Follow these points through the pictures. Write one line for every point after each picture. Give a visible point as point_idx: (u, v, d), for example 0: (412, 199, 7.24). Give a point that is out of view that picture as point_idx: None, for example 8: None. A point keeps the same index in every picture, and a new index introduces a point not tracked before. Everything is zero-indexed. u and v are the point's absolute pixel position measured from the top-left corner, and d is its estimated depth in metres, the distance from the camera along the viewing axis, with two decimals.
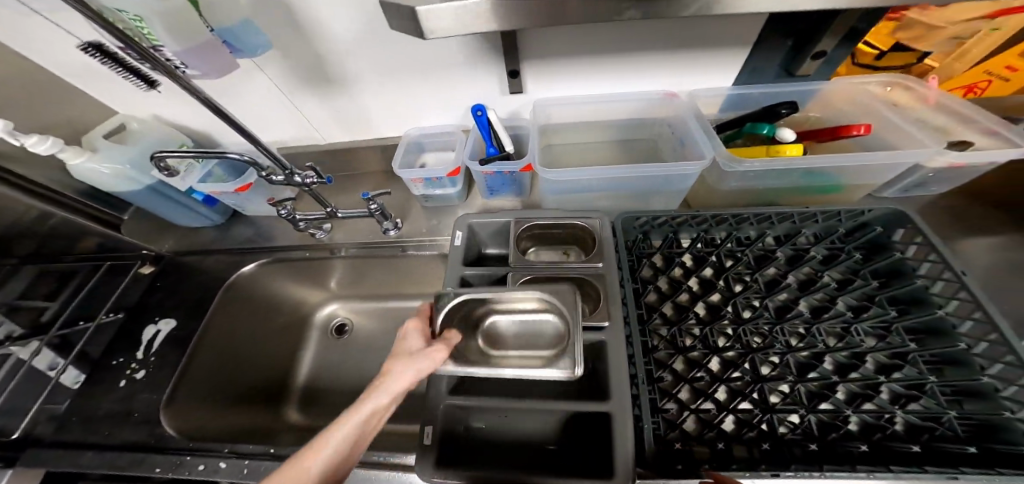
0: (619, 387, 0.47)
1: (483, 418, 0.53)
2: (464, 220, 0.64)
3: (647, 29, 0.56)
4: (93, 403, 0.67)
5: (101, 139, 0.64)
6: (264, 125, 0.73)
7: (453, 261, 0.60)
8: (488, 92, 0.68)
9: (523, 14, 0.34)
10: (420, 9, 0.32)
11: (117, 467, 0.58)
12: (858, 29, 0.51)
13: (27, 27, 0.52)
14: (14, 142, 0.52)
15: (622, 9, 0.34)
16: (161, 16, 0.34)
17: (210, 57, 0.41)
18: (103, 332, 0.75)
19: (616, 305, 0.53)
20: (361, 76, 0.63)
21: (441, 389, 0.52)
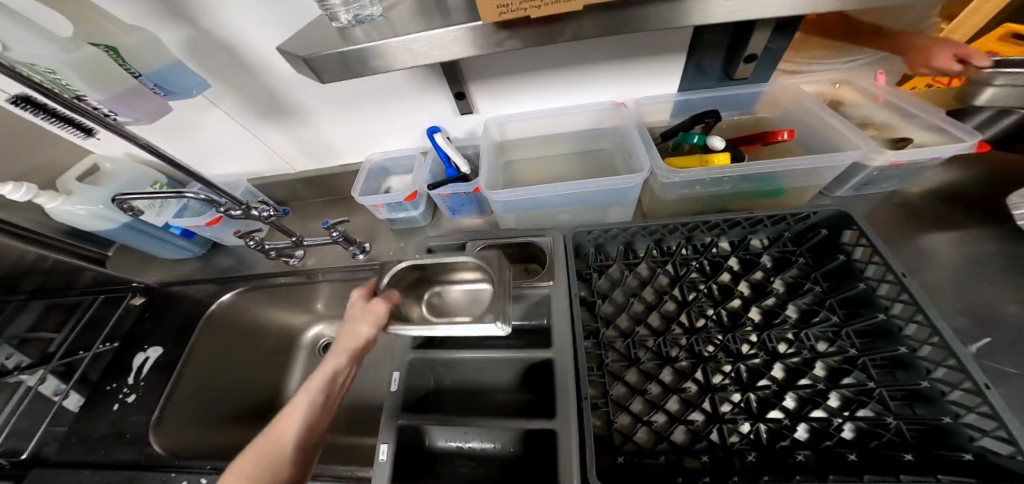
0: (566, 401, 0.46)
1: (447, 436, 0.53)
2: (424, 244, 0.65)
3: (580, 45, 0.58)
4: (91, 426, 0.68)
5: (75, 181, 0.68)
6: (230, 158, 0.76)
7: (412, 284, 0.61)
8: (441, 114, 0.69)
9: (413, 48, 0.34)
10: (308, 57, 0.33)
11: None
12: (783, 28, 0.52)
13: None
14: None
15: (503, 40, 0.33)
16: (73, 67, 0.37)
17: (138, 102, 0.44)
18: (101, 359, 0.78)
19: (566, 319, 0.53)
20: (315, 108, 0.66)
21: (393, 408, 0.50)
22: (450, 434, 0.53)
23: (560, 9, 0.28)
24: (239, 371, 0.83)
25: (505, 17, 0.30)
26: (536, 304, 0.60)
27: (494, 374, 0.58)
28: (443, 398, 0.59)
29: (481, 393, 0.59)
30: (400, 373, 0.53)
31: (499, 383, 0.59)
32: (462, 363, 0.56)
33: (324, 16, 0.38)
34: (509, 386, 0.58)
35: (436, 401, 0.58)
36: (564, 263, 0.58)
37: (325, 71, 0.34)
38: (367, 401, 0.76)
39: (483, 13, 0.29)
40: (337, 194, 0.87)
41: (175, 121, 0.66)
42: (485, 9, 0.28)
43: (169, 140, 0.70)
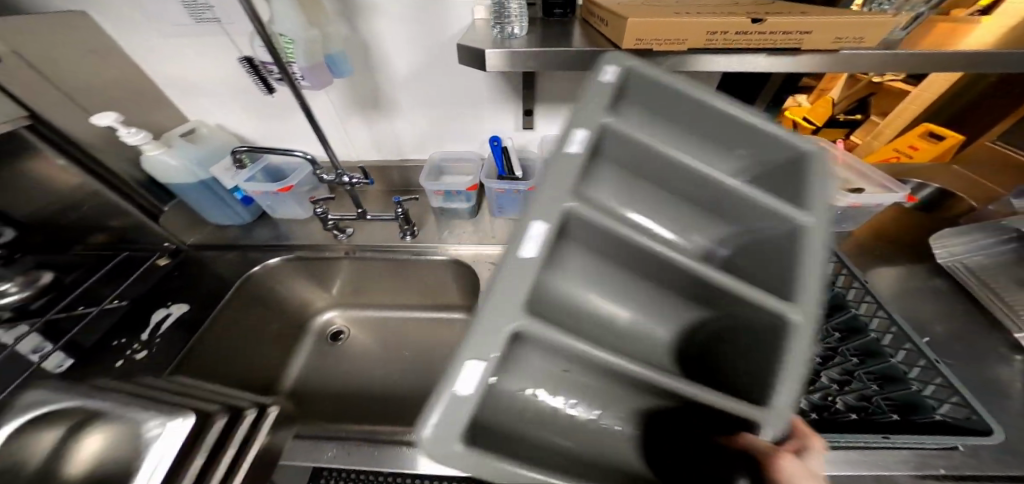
0: (789, 372, 0.31)
1: (541, 377, 0.38)
2: (622, 60, 0.42)
3: (630, 88, 0.75)
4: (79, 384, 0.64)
5: (178, 138, 0.77)
6: (311, 138, 0.87)
7: (593, 101, 0.40)
8: (504, 127, 0.85)
9: (557, 62, 0.49)
10: (488, 52, 0.49)
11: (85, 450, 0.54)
12: (778, 100, 0.71)
13: (207, 44, 0.70)
14: (115, 132, 0.64)
15: (616, 64, 0.48)
16: (303, 42, 0.52)
17: (321, 74, 0.57)
18: (105, 318, 0.73)
19: (816, 281, 0.34)
20: (407, 106, 0.82)
21: (512, 298, 0.31)
22: (556, 359, 0.37)
23: (673, 49, 0.42)
24: (245, 347, 0.81)
25: (635, 46, 0.43)
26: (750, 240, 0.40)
27: (632, 298, 0.45)
28: (547, 302, 0.39)
29: (606, 332, 0.42)
30: (538, 242, 0.34)
31: (644, 322, 0.44)
32: (610, 258, 0.43)
33: (480, 33, 0.58)
34: (658, 332, 0.44)
35: (547, 299, 0.39)
36: (824, 190, 0.37)
37: (495, 62, 0.50)
38: (376, 391, 0.82)
39: (622, 43, 0.42)
40: (385, 187, 0.97)
41: (285, 101, 0.79)
42: (626, 38, 0.41)
43: (267, 118, 0.83)
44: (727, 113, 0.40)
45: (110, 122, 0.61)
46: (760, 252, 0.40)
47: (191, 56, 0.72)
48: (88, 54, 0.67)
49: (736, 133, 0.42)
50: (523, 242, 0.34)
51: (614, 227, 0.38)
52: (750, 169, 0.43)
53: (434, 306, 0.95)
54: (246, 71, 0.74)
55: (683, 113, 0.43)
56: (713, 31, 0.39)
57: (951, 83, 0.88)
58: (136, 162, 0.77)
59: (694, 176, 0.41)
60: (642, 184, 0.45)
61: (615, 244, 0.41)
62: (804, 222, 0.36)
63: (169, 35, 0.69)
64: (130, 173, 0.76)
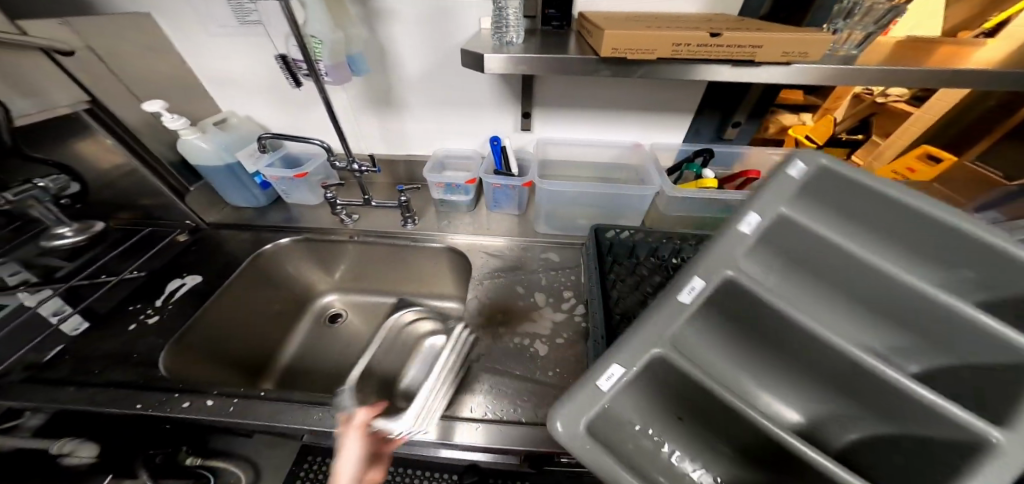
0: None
1: (659, 414, 0.41)
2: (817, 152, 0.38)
3: (622, 95, 0.80)
4: (94, 344, 0.68)
5: (212, 125, 0.84)
6: (328, 131, 0.94)
7: (776, 191, 0.38)
8: (504, 128, 0.91)
9: (550, 66, 0.55)
10: (486, 56, 0.55)
11: (99, 402, 0.59)
12: (759, 112, 0.75)
13: (243, 42, 0.78)
14: (159, 117, 0.72)
15: (599, 70, 0.53)
16: (330, 43, 0.59)
17: (342, 71, 0.64)
18: (121, 288, 0.78)
19: None
20: (415, 105, 0.89)
21: (665, 327, 0.38)
22: (668, 401, 0.41)
23: (643, 58, 0.47)
24: (250, 322, 0.87)
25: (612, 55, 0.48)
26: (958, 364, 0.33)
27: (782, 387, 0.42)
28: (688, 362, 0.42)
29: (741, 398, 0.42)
30: (689, 300, 0.39)
31: (785, 408, 0.43)
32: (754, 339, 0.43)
33: (485, 40, 0.64)
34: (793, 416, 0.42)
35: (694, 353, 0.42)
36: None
37: (493, 64, 0.55)
38: None
39: (601, 50, 0.47)
40: (390, 179, 1.04)
41: (305, 97, 0.87)
42: (604, 47, 0.46)
43: (288, 111, 0.91)
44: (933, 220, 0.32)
45: (157, 108, 0.69)
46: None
47: (227, 51, 0.80)
48: (144, 47, 0.75)
49: (956, 249, 0.33)
50: (681, 289, 0.40)
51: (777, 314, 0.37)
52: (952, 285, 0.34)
53: (429, 294, 1.01)
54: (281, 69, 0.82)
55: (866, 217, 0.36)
56: (678, 43, 0.44)
57: (955, 104, 0.84)
58: (169, 145, 0.84)
59: (882, 282, 0.35)
60: (809, 282, 0.41)
61: (767, 328, 0.41)
62: None
63: (211, 34, 0.77)
64: (165, 155, 0.83)
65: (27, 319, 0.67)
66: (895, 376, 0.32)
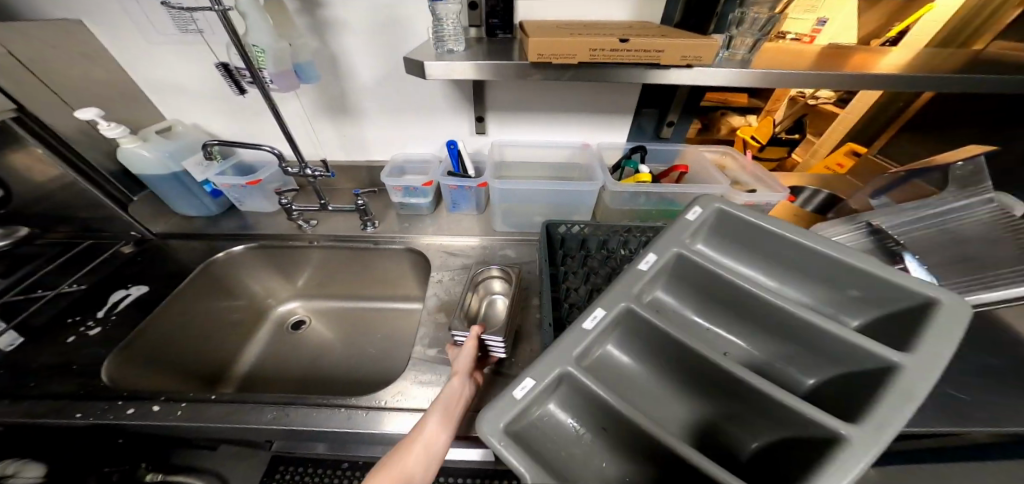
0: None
1: (576, 420, 0.42)
2: (710, 199, 0.53)
3: (566, 98, 0.85)
4: (28, 358, 0.65)
5: (154, 133, 0.83)
6: (283, 138, 0.94)
7: (677, 233, 0.51)
8: (459, 132, 0.94)
9: (485, 71, 0.58)
10: (425, 62, 0.58)
11: (33, 414, 0.57)
12: (689, 111, 0.82)
13: (187, 50, 0.77)
14: (94, 124, 0.70)
15: (531, 73, 0.57)
16: (275, 50, 0.60)
17: (288, 80, 0.64)
18: (60, 301, 0.74)
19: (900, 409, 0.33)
20: (370, 111, 0.91)
21: (572, 349, 0.42)
22: (587, 414, 0.42)
23: (566, 62, 0.51)
24: (204, 332, 0.85)
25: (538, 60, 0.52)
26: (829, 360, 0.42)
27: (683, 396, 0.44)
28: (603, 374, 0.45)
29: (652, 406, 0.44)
30: (604, 319, 0.45)
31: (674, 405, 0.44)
32: (663, 355, 0.46)
33: (428, 47, 0.68)
34: (681, 412, 0.44)
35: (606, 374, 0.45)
36: (943, 343, 0.36)
37: (433, 69, 0.58)
38: (331, 374, 0.88)
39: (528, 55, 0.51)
40: (351, 185, 1.05)
41: (256, 105, 0.87)
42: (530, 53, 0.51)
43: (238, 119, 0.90)
44: (815, 249, 0.45)
45: (92, 116, 0.67)
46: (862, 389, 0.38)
47: (170, 59, 0.79)
48: (79, 54, 0.74)
49: (849, 276, 0.44)
50: (585, 317, 0.45)
51: (669, 329, 0.44)
52: (831, 297, 0.46)
53: (393, 297, 1.02)
54: (221, 75, 0.81)
55: (773, 249, 0.49)
56: (594, 48, 0.49)
57: (871, 105, 0.96)
58: (110, 154, 0.82)
59: (776, 311, 0.45)
60: (705, 305, 0.51)
61: (666, 345, 0.45)
62: (893, 362, 0.36)
63: (152, 42, 0.76)
64: (104, 163, 0.81)
65: None
66: (760, 382, 0.39)
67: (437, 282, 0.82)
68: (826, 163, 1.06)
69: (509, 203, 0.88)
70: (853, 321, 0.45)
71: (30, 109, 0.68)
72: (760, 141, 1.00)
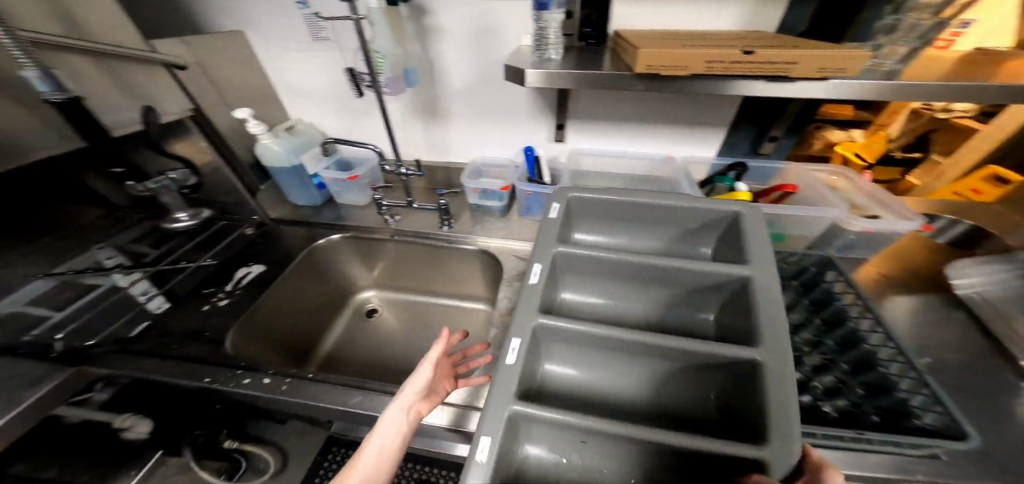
0: (792, 425, 0.33)
1: (552, 440, 0.39)
2: (563, 194, 0.61)
3: (653, 108, 0.82)
4: (174, 321, 0.77)
5: (283, 131, 0.96)
6: (378, 137, 1.04)
7: (547, 234, 0.56)
8: (538, 138, 0.95)
9: (588, 80, 0.58)
10: (526, 71, 0.60)
11: (174, 374, 0.66)
12: (799, 125, 0.75)
13: (314, 57, 0.89)
14: (245, 122, 0.85)
15: (634, 84, 0.56)
16: (392, 58, 0.68)
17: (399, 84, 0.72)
18: (200, 272, 0.89)
19: (773, 307, 0.44)
20: (456, 115, 0.96)
21: (508, 390, 0.39)
22: (561, 439, 0.39)
23: (676, 74, 0.49)
24: (301, 310, 0.96)
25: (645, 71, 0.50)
26: (708, 290, 0.51)
27: (630, 373, 0.45)
28: (547, 387, 0.45)
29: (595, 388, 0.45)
30: (522, 345, 0.43)
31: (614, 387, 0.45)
32: (595, 348, 0.46)
33: (525, 56, 0.70)
34: (630, 390, 0.45)
35: (552, 396, 0.44)
36: (761, 243, 0.50)
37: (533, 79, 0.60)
38: (401, 362, 0.94)
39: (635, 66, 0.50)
40: (429, 185, 1.12)
41: (360, 107, 0.98)
42: (638, 64, 0.49)
43: (345, 119, 1.01)
44: (680, 206, 0.56)
45: (244, 116, 0.81)
46: (737, 303, 0.48)
47: (299, 65, 0.91)
48: (235, 60, 0.87)
49: (687, 216, 0.57)
50: (506, 352, 0.42)
51: (576, 326, 0.46)
52: (680, 237, 0.59)
53: (458, 295, 1.06)
54: (346, 79, 0.92)
55: (635, 214, 0.59)
56: (712, 60, 0.47)
57: None
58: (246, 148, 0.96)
59: (665, 274, 0.52)
60: (605, 287, 0.55)
61: (595, 343, 0.46)
62: (744, 273, 0.48)
63: (288, 50, 0.89)
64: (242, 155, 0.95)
65: (119, 298, 0.79)
66: (680, 345, 0.42)
67: (508, 285, 0.83)
68: (954, 188, 0.87)
69: None
70: (705, 249, 0.58)
71: (203, 110, 0.82)
72: (865, 159, 0.85)
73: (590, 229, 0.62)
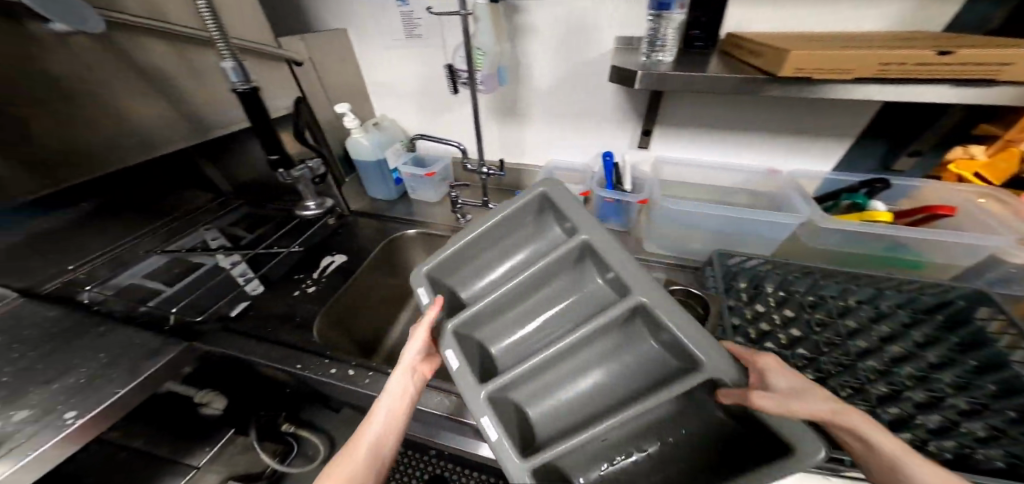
0: (711, 342, 0.42)
1: (585, 459, 0.43)
2: (424, 273, 0.59)
3: (762, 115, 0.74)
4: (268, 304, 0.82)
5: (371, 127, 1.00)
6: (456, 133, 1.06)
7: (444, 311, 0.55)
8: (620, 145, 0.90)
9: (710, 82, 0.54)
10: (640, 73, 0.56)
11: (271, 357, 0.70)
12: (948, 137, 0.65)
13: (409, 54, 0.93)
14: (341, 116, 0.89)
15: (770, 87, 0.51)
16: (492, 56, 0.67)
17: (491, 81, 0.71)
18: (291, 258, 0.95)
19: (613, 248, 0.53)
20: (535, 117, 0.94)
21: (507, 446, 0.40)
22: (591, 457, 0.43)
23: (837, 79, 0.44)
24: (374, 301, 0.99)
25: (793, 74, 0.45)
26: (563, 260, 0.57)
27: (591, 358, 0.50)
28: (545, 419, 0.47)
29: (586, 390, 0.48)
30: (492, 418, 0.43)
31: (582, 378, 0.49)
32: (545, 365, 0.49)
33: (629, 57, 0.67)
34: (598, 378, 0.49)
35: (558, 417, 0.47)
36: (572, 207, 0.58)
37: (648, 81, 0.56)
38: None
39: (782, 67, 0.45)
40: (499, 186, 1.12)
41: (444, 105, 1.01)
42: (787, 65, 0.44)
43: (428, 116, 1.05)
44: (501, 217, 0.61)
45: (344, 110, 0.86)
46: (577, 254, 0.56)
47: (393, 63, 0.96)
48: (337, 57, 0.93)
49: (496, 228, 0.62)
50: (483, 428, 0.42)
51: (521, 368, 0.48)
52: (532, 231, 0.64)
53: None
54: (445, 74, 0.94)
55: (482, 244, 0.62)
56: (890, 62, 0.41)
57: None
58: (338, 141, 1.02)
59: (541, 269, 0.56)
60: (523, 299, 0.58)
61: (547, 361, 0.49)
62: (585, 239, 0.55)
63: (384, 47, 0.94)
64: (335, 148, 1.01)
65: (223, 278, 0.90)
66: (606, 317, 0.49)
67: None
68: None
69: (667, 225, 0.84)
70: (558, 227, 0.63)
71: (310, 105, 0.88)
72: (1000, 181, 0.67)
73: (467, 277, 0.63)
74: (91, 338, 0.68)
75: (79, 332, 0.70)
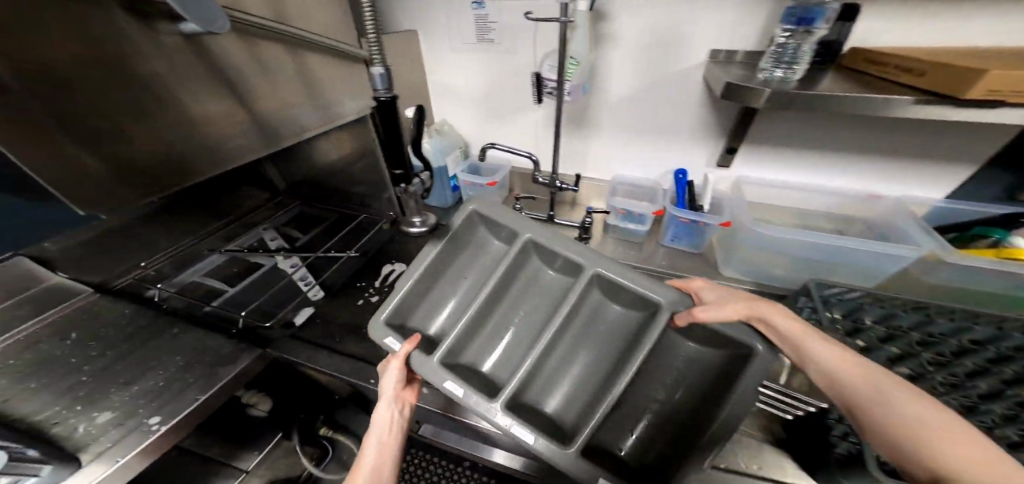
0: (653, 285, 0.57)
1: (611, 429, 0.57)
2: (381, 325, 0.58)
3: (870, 139, 0.70)
4: (333, 313, 0.82)
5: (435, 132, 1.00)
6: (516, 140, 1.04)
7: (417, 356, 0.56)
8: (696, 163, 0.86)
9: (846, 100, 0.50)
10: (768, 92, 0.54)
11: (344, 370, 0.68)
12: None
13: (479, 59, 0.92)
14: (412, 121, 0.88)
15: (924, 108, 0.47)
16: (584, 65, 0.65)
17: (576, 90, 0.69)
18: (350, 264, 0.95)
19: (560, 240, 0.63)
20: (604, 129, 0.91)
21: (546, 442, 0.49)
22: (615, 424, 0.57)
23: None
24: None
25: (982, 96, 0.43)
26: (515, 270, 0.66)
27: (569, 348, 0.63)
28: (564, 404, 0.59)
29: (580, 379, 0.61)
30: (520, 424, 0.51)
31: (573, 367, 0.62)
32: (534, 365, 0.59)
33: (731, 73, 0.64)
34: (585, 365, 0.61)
35: (573, 402, 0.59)
36: (504, 216, 0.66)
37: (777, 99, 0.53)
38: None
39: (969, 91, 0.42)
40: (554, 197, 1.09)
41: (507, 112, 0.99)
42: (975, 87, 0.42)
43: (489, 122, 1.03)
44: (436, 250, 0.65)
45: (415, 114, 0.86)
46: (530, 254, 0.66)
47: (461, 68, 0.95)
48: (406, 59, 0.93)
49: (442, 259, 0.66)
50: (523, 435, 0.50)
51: (515, 377, 0.56)
52: (475, 252, 0.70)
53: None
54: (525, 80, 0.92)
55: (423, 284, 0.65)
56: None
57: None
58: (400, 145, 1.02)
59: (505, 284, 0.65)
60: (495, 317, 0.66)
61: (545, 354, 0.60)
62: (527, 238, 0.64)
63: (454, 50, 0.93)
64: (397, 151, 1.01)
65: (286, 284, 0.90)
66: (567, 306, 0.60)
67: None
68: None
69: (750, 249, 0.78)
70: (495, 241, 0.71)
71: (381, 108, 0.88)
72: None
73: (423, 316, 0.65)
74: (167, 340, 0.68)
75: (154, 333, 0.69)
